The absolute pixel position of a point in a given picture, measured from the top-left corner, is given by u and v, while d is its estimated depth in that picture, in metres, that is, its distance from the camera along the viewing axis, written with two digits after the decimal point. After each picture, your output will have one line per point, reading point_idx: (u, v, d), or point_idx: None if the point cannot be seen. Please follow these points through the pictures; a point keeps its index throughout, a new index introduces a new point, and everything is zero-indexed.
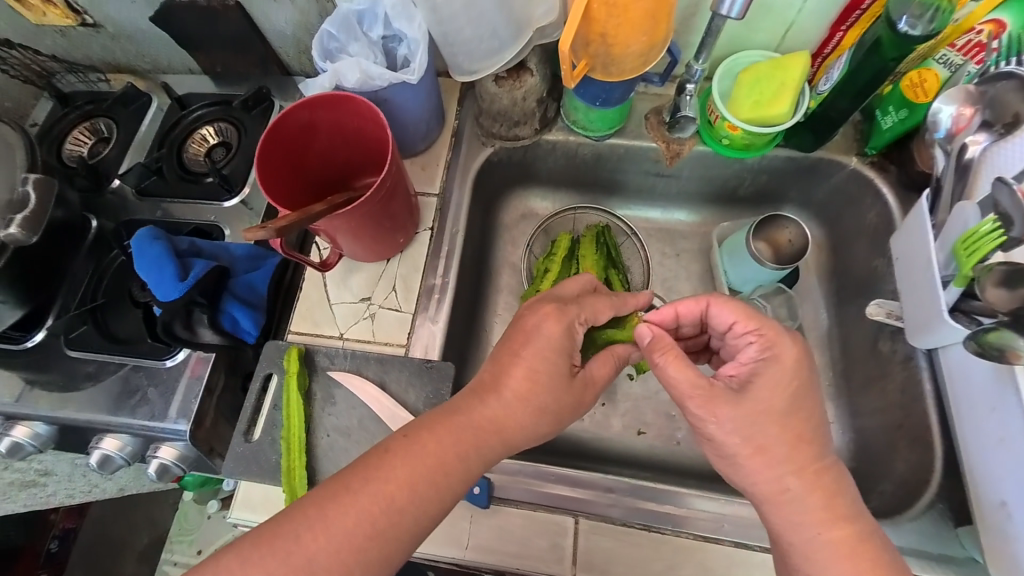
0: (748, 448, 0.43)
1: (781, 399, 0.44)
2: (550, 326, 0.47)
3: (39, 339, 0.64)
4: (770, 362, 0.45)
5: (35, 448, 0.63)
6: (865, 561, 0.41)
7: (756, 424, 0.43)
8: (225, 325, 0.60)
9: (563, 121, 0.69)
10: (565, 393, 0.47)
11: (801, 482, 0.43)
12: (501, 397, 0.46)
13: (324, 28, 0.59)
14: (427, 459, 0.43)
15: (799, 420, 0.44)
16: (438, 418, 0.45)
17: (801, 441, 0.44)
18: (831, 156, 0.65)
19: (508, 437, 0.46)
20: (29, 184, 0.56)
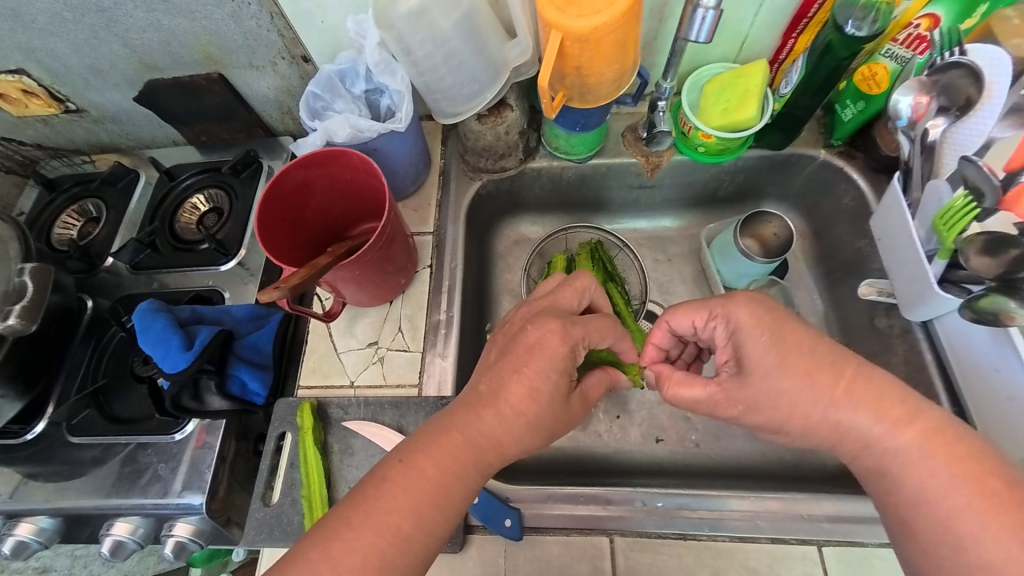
0: (784, 408, 0.43)
1: (772, 355, 0.43)
2: (554, 343, 0.47)
3: (39, 430, 0.61)
4: (741, 334, 0.45)
5: (40, 545, 0.59)
6: (951, 447, 0.38)
7: (771, 384, 0.43)
8: (233, 390, 0.59)
9: (546, 148, 0.72)
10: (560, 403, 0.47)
11: (845, 402, 0.41)
12: (502, 415, 0.45)
13: (310, 90, 0.62)
14: (432, 484, 0.41)
15: (804, 356, 0.43)
16: (434, 440, 0.43)
17: (826, 363, 0.43)
18: (800, 151, 0.69)
19: (507, 452, 0.45)
20: (26, 274, 0.56)
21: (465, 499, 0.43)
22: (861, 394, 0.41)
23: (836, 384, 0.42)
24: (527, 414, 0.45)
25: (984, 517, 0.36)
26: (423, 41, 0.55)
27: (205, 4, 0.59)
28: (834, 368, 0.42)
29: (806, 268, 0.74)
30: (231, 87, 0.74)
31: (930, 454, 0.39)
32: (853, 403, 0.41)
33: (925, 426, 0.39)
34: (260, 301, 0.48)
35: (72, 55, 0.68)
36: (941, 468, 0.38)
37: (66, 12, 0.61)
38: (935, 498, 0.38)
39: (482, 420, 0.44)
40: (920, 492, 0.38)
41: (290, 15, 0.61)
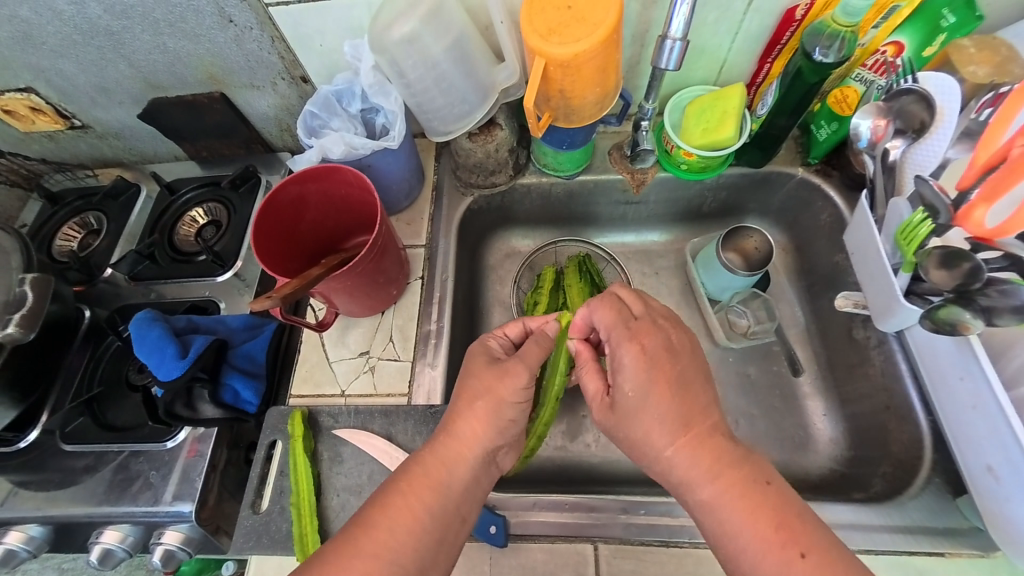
0: (641, 436, 0.46)
1: (637, 388, 0.46)
2: (478, 360, 0.53)
3: (33, 438, 0.62)
4: (620, 366, 0.48)
5: (29, 554, 0.60)
6: (754, 500, 0.41)
7: (630, 414, 0.47)
8: (226, 399, 0.60)
9: (534, 166, 0.75)
10: (499, 377, 0.50)
11: (679, 448, 0.44)
12: (465, 416, 0.49)
13: (307, 109, 0.65)
14: (410, 505, 0.44)
15: (659, 399, 0.46)
16: (411, 473, 0.46)
17: (663, 401, 0.46)
18: (779, 168, 0.72)
19: (477, 449, 0.48)
20: (26, 284, 0.57)
21: (440, 521, 0.45)
22: (687, 438, 0.45)
23: (671, 429, 0.45)
24: (486, 403, 0.49)
25: (775, 548, 0.39)
26: (415, 64, 0.57)
27: (210, 28, 0.63)
28: (680, 422, 0.45)
29: (789, 282, 0.76)
30: (232, 106, 0.77)
31: (731, 496, 0.42)
32: (684, 452, 0.44)
33: (734, 479, 0.42)
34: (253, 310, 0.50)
35: (80, 74, 0.71)
36: (735, 504, 0.42)
37: (76, 35, 0.64)
38: (742, 538, 0.41)
39: (452, 428, 0.49)
40: (733, 528, 0.41)
41: (290, 39, 0.64)
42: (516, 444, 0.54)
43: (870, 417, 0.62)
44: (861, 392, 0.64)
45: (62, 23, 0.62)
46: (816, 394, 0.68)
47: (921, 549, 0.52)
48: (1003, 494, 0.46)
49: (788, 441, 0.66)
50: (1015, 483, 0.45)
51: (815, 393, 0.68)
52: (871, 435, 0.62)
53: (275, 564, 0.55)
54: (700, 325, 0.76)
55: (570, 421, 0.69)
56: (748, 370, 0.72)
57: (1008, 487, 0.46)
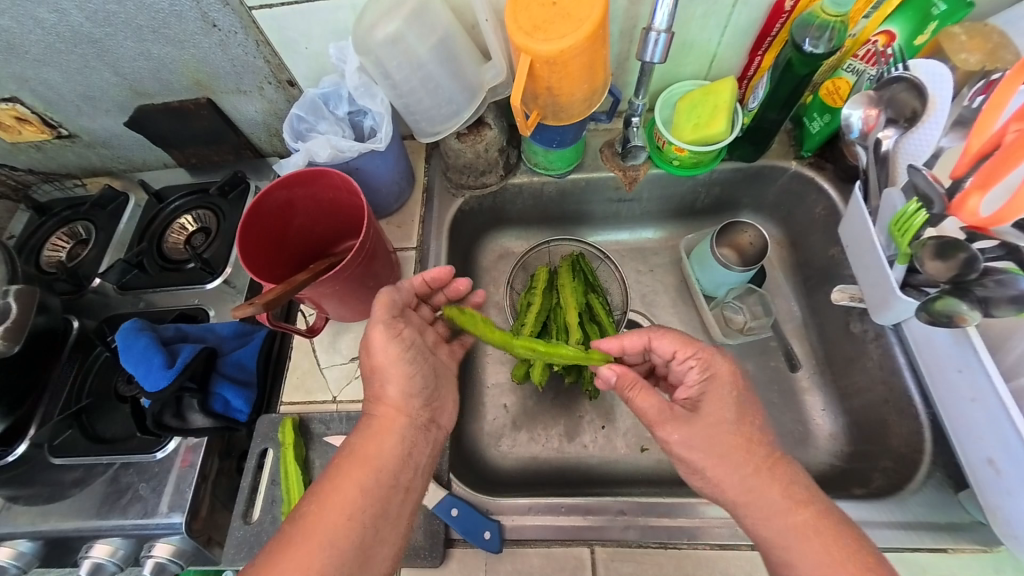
0: (709, 458, 0.45)
1: (728, 409, 0.47)
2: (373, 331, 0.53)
3: (21, 451, 0.60)
4: (710, 381, 0.49)
5: (19, 570, 0.58)
6: (831, 538, 0.41)
7: (715, 434, 0.46)
8: (216, 408, 0.59)
9: (526, 165, 0.74)
10: (391, 334, 0.51)
11: (750, 464, 0.45)
12: (382, 376, 0.50)
13: (293, 112, 0.65)
14: (343, 486, 0.44)
15: (748, 422, 0.47)
16: (344, 451, 0.47)
17: (734, 418, 0.47)
18: (772, 162, 0.72)
19: (400, 414, 0.49)
20: (10, 296, 0.56)
21: (376, 493, 0.45)
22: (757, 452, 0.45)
23: (718, 461, 0.45)
24: (394, 366, 0.50)
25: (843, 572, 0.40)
26: (400, 65, 0.57)
27: (193, 33, 0.62)
28: (756, 443, 0.46)
29: (785, 277, 0.75)
30: (219, 111, 0.76)
31: (804, 527, 0.42)
32: (762, 474, 0.44)
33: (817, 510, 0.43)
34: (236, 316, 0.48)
35: (64, 83, 0.70)
36: (811, 534, 0.42)
37: (57, 43, 0.63)
38: (807, 562, 0.41)
39: (372, 399, 0.50)
40: (803, 560, 0.41)
41: (275, 43, 0.63)
42: (442, 400, 0.54)
43: (867, 411, 0.62)
44: (858, 386, 0.63)
45: (44, 32, 0.62)
46: (815, 389, 0.67)
47: (925, 546, 0.51)
48: (1005, 488, 0.46)
49: (787, 437, 0.65)
50: (1016, 477, 0.44)
51: (813, 389, 0.67)
52: (869, 430, 0.61)
53: None
54: (695, 322, 0.76)
55: (567, 422, 0.68)
56: (745, 366, 0.71)
57: (1009, 480, 0.45)
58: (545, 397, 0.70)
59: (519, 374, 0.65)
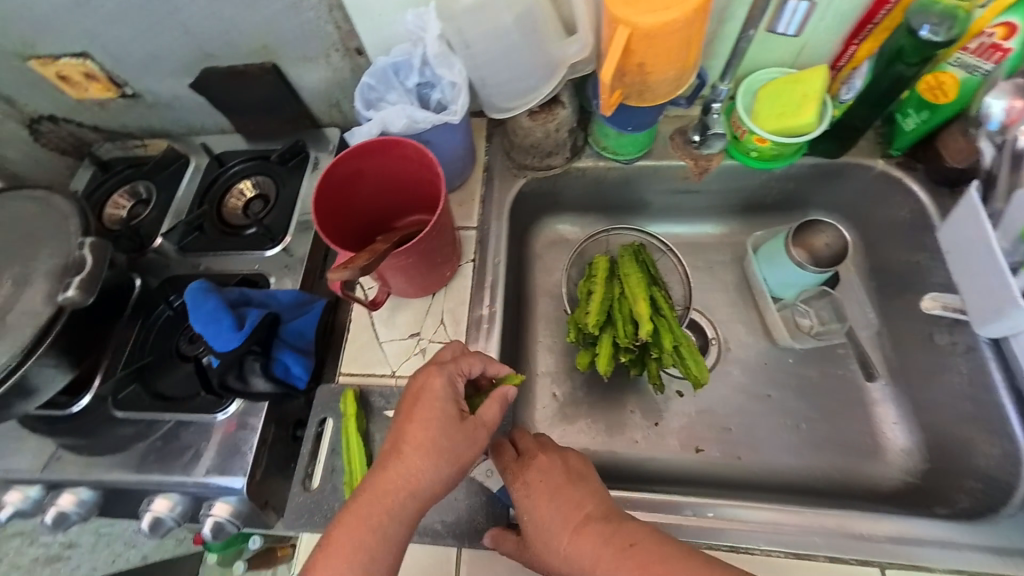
0: (574, 546, 0.43)
1: (546, 501, 0.46)
2: (430, 391, 0.46)
3: (84, 403, 0.62)
4: (528, 479, 0.48)
5: (79, 517, 0.59)
6: None
7: (548, 528, 0.45)
8: (276, 373, 0.59)
9: (592, 149, 0.72)
10: (426, 414, 0.45)
11: (571, 545, 0.43)
12: (405, 452, 0.43)
13: (364, 81, 0.63)
14: (352, 548, 0.40)
15: (568, 513, 0.45)
16: (352, 512, 0.42)
17: (553, 515, 0.45)
18: (856, 160, 0.68)
19: (421, 483, 0.43)
20: (85, 248, 0.56)
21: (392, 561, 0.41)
22: (581, 545, 0.43)
23: (575, 544, 0.43)
24: (433, 448, 0.43)
25: None
26: (484, 33, 0.55)
27: None
28: (568, 517, 0.45)
29: (859, 281, 0.71)
30: (283, 78, 0.75)
31: None
32: (583, 550, 0.43)
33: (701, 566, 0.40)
34: (330, 279, 0.48)
35: (134, 40, 0.69)
36: None
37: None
38: None
39: (388, 460, 0.44)
40: None
41: (351, 7, 0.61)
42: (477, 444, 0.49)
43: (953, 428, 0.59)
44: (941, 401, 0.60)
45: None
46: (887, 401, 0.66)
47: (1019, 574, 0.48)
48: None
49: (853, 449, 0.64)
50: None
51: (886, 401, 0.66)
52: (953, 448, 0.59)
53: None
54: (756, 323, 0.73)
55: (615, 416, 0.68)
56: (807, 372, 0.69)
57: None
58: (594, 391, 0.70)
59: (583, 362, 0.63)
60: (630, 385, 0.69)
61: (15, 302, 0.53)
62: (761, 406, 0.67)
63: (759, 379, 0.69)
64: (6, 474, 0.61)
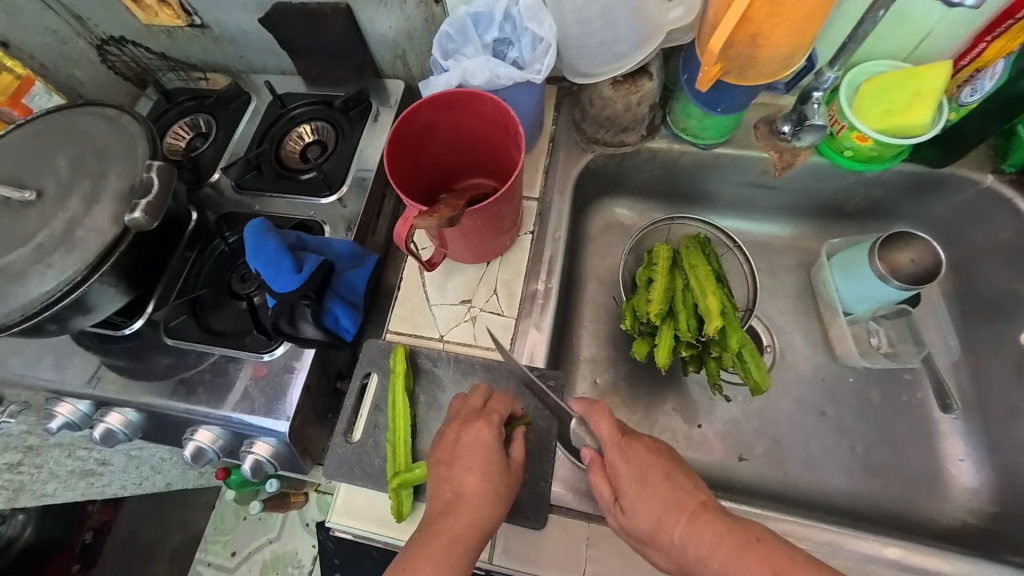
0: (692, 538, 0.42)
1: (654, 488, 0.45)
2: (482, 437, 0.48)
3: (137, 327, 0.63)
4: (627, 464, 0.47)
5: (126, 436, 0.63)
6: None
7: (662, 515, 0.44)
8: (326, 323, 0.58)
9: (668, 129, 0.68)
10: (484, 458, 0.48)
11: (682, 533, 0.43)
12: (471, 500, 0.46)
13: (443, 29, 0.59)
14: None
15: (678, 501, 0.44)
16: (425, 550, 0.43)
17: (667, 500, 0.45)
18: (961, 172, 0.62)
19: (484, 524, 0.46)
20: (153, 171, 0.55)
21: None
22: (701, 530, 0.43)
23: (693, 533, 0.43)
24: (497, 493, 0.47)
25: None
26: None
27: None
28: (673, 504, 0.44)
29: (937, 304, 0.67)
30: (354, 22, 0.71)
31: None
32: (704, 541, 0.42)
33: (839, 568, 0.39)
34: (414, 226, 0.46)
35: None
36: None
37: None
38: None
39: (451, 503, 0.46)
40: None
41: None
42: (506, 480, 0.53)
43: None
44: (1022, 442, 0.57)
45: None
46: (956, 434, 0.63)
47: None
48: None
49: (912, 480, 0.61)
50: None
51: (955, 434, 0.63)
52: None
53: (362, 495, 0.54)
54: (818, 335, 0.70)
55: (659, 410, 0.66)
56: (869, 394, 0.66)
57: None
58: (639, 383, 0.67)
59: (641, 351, 0.61)
60: (677, 382, 0.67)
61: (84, 218, 0.53)
62: (814, 420, 0.65)
63: (815, 394, 0.66)
64: (59, 386, 0.62)
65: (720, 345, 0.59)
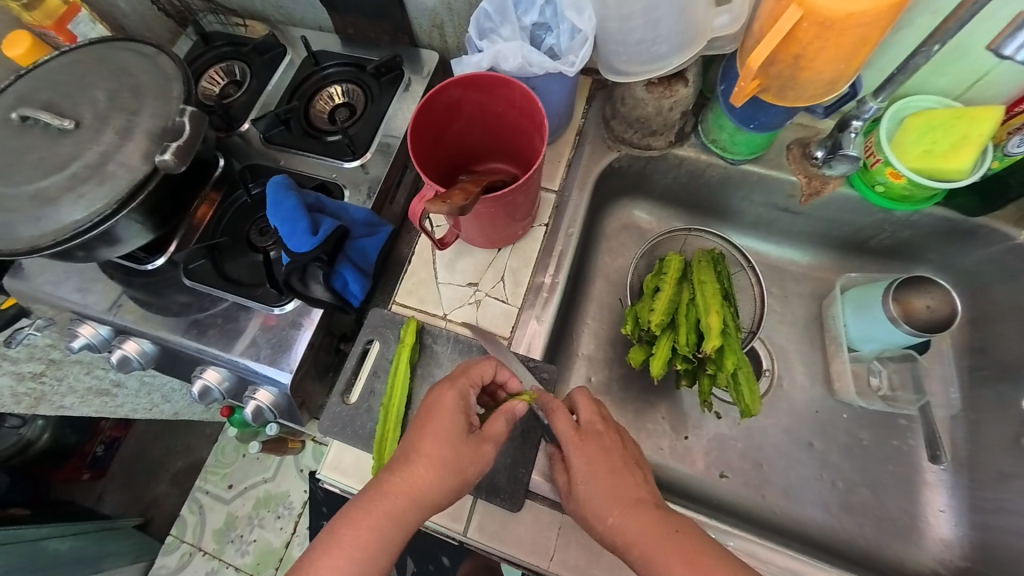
0: (618, 535, 0.45)
1: (602, 484, 0.47)
2: (442, 400, 0.48)
3: (158, 264, 0.66)
4: (577, 456, 0.49)
5: (140, 365, 0.66)
6: None
7: (602, 509, 0.46)
8: (335, 286, 0.60)
9: (698, 137, 0.67)
10: (440, 420, 0.46)
11: (613, 525, 0.45)
12: (415, 459, 0.45)
13: (483, 7, 0.58)
14: (365, 534, 0.42)
15: (623, 503, 0.46)
16: (367, 496, 0.44)
17: (610, 494, 0.46)
18: (996, 225, 0.60)
19: (427, 488, 0.44)
20: (185, 116, 0.56)
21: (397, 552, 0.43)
22: (634, 524, 0.44)
23: (624, 525, 0.44)
24: (446, 462, 0.45)
25: None
26: None
27: None
28: (615, 499, 0.46)
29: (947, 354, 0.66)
30: None
31: None
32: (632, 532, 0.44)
33: None
34: (424, 208, 0.46)
35: None
36: None
37: None
38: None
39: (402, 457, 0.46)
40: None
41: None
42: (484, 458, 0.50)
43: (1012, 539, 0.56)
44: (1009, 507, 0.57)
45: None
46: (941, 486, 0.63)
47: None
48: None
49: (890, 526, 0.61)
50: None
51: (939, 485, 0.63)
52: (1001, 555, 0.56)
53: (351, 455, 0.57)
54: (817, 367, 0.69)
55: (646, 417, 0.67)
56: (860, 434, 0.66)
57: None
58: (633, 388, 0.68)
59: (636, 357, 0.62)
60: (670, 392, 0.68)
61: (117, 152, 0.56)
62: (800, 451, 0.65)
63: (805, 425, 0.67)
64: (83, 308, 0.66)
65: (715, 363, 0.59)
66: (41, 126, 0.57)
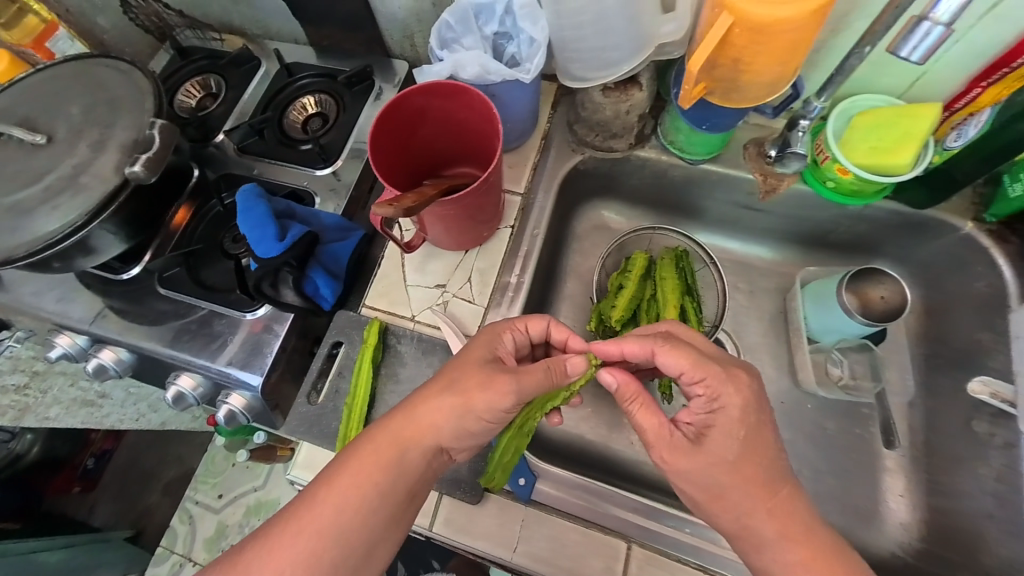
0: (711, 489, 0.45)
1: (733, 445, 0.45)
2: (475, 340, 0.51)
3: (134, 273, 0.68)
4: (719, 412, 0.46)
5: (117, 373, 0.67)
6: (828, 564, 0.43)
7: (720, 462, 0.45)
8: (307, 290, 0.63)
9: (659, 139, 0.69)
10: (466, 354, 0.49)
11: (740, 479, 0.44)
12: (431, 384, 0.48)
13: (444, 18, 0.60)
14: (368, 449, 0.46)
15: (756, 467, 0.45)
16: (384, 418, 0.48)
17: (751, 455, 0.45)
18: (943, 217, 0.62)
19: (434, 414, 0.46)
20: (155, 129, 0.58)
21: (393, 470, 0.45)
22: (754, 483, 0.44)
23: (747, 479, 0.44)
24: (455, 387, 0.47)
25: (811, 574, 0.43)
26: None
27: None
28: (752, 462, 0.45)
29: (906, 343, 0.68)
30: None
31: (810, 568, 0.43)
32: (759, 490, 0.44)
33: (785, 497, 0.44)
34: (375, 213, 0.48)
35: None
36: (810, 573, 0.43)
37: None
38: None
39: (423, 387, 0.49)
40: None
41: None
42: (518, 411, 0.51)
43: (968, 520, 0.58)
44: (964, 490, 0.59)
45: None
46: (900, 471, 0.64)
47: None
48: None
49: (854, 512, 0.63)
50: None
51: (898, 471, 0.64)
52: (958, 536, 0.58)
53: (322, 455, 0.59)
54: (783, 358, 0.71)
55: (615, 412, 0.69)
56: (825, 423, 0.68)
57: None
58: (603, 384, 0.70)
59: None
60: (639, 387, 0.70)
61: (90, 165, 0.57)
62: None
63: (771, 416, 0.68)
64: (61, 318, 0.68)
65: None
66: (15, 142, 0.59)
